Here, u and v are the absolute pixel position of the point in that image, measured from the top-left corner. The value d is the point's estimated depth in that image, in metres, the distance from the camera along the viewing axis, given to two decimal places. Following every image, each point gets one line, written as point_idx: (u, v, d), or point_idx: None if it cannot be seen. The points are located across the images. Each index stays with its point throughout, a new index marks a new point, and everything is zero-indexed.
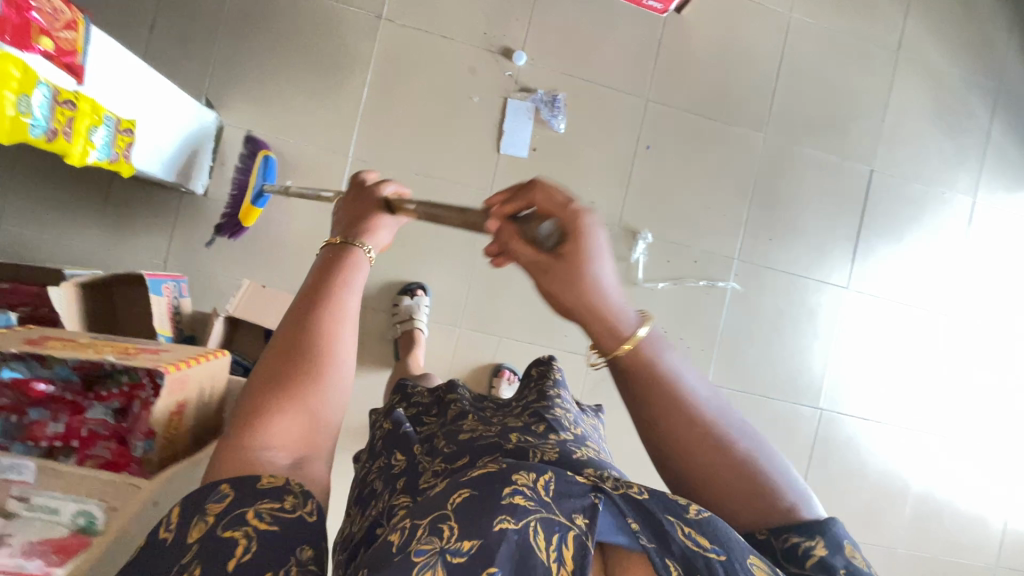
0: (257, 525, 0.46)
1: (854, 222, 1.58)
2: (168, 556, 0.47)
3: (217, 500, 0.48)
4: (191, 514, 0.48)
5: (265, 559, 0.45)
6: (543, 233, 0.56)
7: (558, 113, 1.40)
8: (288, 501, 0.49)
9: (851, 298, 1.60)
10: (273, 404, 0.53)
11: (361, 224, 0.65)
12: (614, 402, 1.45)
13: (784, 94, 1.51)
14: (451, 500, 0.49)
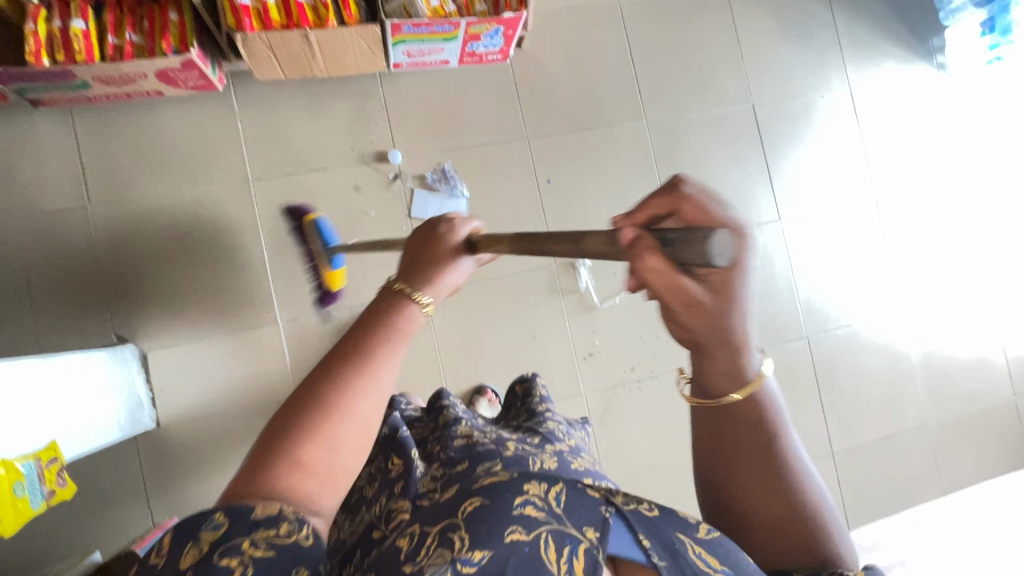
0: (251, 556, 0.41)
1: (760, 158, 1.63)
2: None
3: (215, 528, 0.41)
4: (185, 529, 0.42)
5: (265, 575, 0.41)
6: (721, 245, 0.41)
7: (455, 186, 1.40)
8: (285, 527, 0.42)
9: (788, 227, 1.65)
10: (261, 465, 0.43)
11: (432, 268, 0.55)
12: (626, 423, 1.46)
13: (646, 75, 1.54)
14: (462, 511, 0.58)
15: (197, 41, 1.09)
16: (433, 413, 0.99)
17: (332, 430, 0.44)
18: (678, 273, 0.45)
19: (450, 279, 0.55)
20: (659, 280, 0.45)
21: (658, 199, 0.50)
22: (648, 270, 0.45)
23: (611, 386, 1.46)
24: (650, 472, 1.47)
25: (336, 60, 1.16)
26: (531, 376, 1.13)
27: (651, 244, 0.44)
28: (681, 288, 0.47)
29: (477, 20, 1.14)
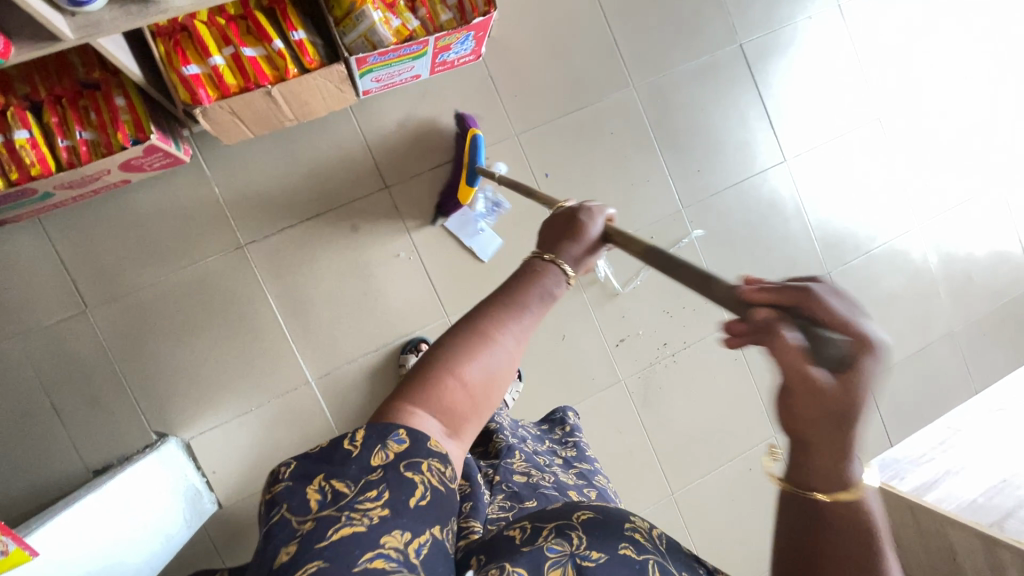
0: (428, 480, 0.48)
1: (756, 99, 1.56)
2: (351, 468, 0.47)
3: (399, 441, 0.48)
4: (376, 433, 0.48)
5: (433, 506, 0.48)
6: (836, 344, 0.42)
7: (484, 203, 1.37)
8: (449, 471, 0.50)
9: (794, 164, 1.59)
10: (432, 387, 0.51)
11: (575, 242, 0.62)
12: (669, 398, 1.49)
13: (625, 38, 1.45)
14: (575, 517, 0.59)
15: (154, 122, 1.00)
16: (481, 434, 1.03)
17: (488, 363, 0.53)
18: (798, 357, 0.43)
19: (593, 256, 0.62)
20: (793, 374, 0.43)
21: (787, 291, 0.45)
22: (780, 351, 0.43)
23: (648, 366, 1.47)
24: (698, 440, 1.51)
25: (304, 106, 1.07)
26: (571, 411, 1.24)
27: (784, 334, 0.43)
28: (802, 368, 0.42)
29: (445, 33, 1.04)
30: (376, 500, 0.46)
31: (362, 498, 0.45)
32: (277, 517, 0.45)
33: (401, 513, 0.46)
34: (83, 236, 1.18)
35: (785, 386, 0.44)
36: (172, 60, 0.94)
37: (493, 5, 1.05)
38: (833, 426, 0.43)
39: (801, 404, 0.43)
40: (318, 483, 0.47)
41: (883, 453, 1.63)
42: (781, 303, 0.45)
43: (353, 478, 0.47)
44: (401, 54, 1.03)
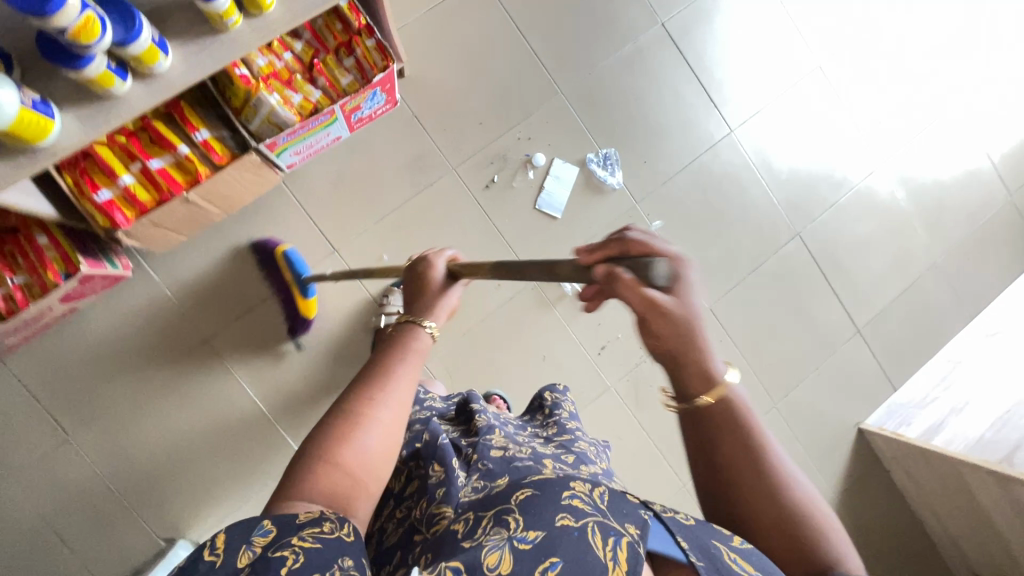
0: (302, 546, 0.44)
1: (690, 76, 1.51)
2: (212, 573, 0.43)
3: (265, 533, 0.45)
4: (240, 530, 0.45)
5: (314, 560, 0.44)
6: (661, 270, 0.51)
7: (615, 172, 1.45)
8: (329, 525, 0.47)
9: (743, 133, 1.55)
10: (323, 451, 0.52)
11: (428, 300, 0.67)
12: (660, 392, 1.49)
13: (542, 46, 1.40)
14: (514, 498, 0.57)
15: (83, 252, 1.00)
16: (464, 414, 0.96)
17: (364, 437, 0.53)
18: (640, 293, 0.52)
19: (453, 299, 0.69)
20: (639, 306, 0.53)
21: (608, 244, 0.55)
22: (625, 286, 0.52)
23: (634, 366, 1.47)
24: None
25: (228, 199, 1.06)
26: (557, 386, 1.10)
27: (626, 280, 0.52)
28: (651, 305, 0.53)
29: (350, 98, 1.01)
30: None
31: None
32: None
33: None
34: (45, 367, 1.18)
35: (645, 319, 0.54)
36: (81, 189, 0.93)
37: (390, 57, 1.02)
38: (680, 333, 0.54)
39: (658, 324, 0.54)
40: None
41: (889, 399, 1.62)
42: (611, 254, 0.55)
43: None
44: (310, 127, 1.02)
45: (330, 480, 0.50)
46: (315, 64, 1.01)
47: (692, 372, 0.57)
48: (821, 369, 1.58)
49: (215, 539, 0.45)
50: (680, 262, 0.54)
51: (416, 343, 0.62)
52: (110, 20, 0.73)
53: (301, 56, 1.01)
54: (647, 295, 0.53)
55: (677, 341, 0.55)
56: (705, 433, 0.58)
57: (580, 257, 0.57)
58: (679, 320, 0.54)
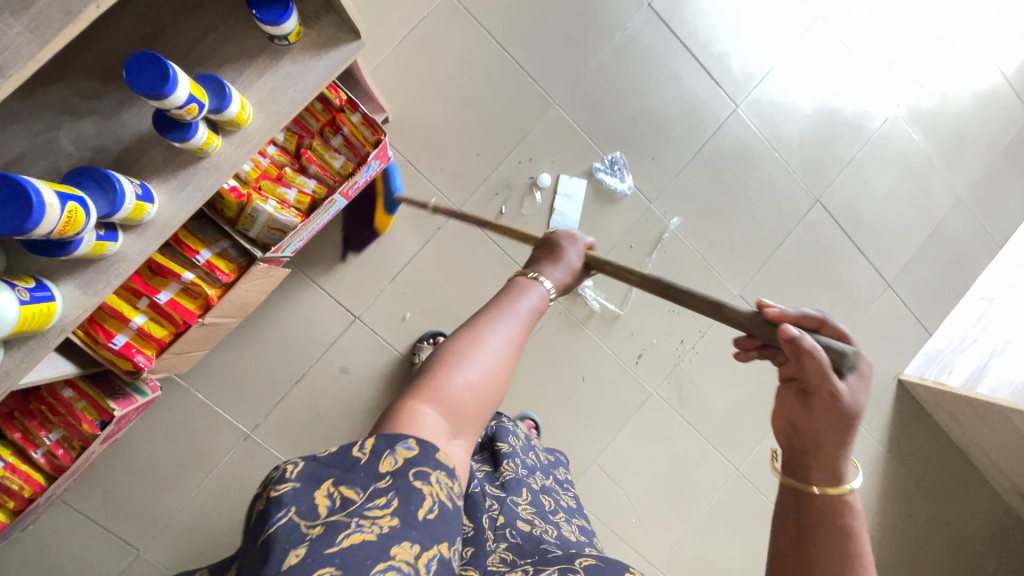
0: (437, 493, 0.47)
1: (687, 56, 1.41)
2: (358, 476, 0.46)
3: (410, 449, 0.47)
4: (387, 444, 0.47)
5: (442, 522, 0.46)
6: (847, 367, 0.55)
7: (624, 177, 1.39)
8: (455, 482, 0.48)
9: (750, 106, 1.46)
10: (460, 381, 0.52)
11: (556, 267, 0.68)
12: (703, 386, 1.49)
13: (526, 58, 1.32)
14: (579, 562, 0.57)
15: (114, 394, 0.97)
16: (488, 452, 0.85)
17: (496, 383, 0.54)
18: (829, 375, 0.53)
19: (575, 261, 0.70)
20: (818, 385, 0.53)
21: (808, 317, 0.58)
22: (810, 361, 0.53)
23: (673, 367, 1.46)
24: (743, 410, 1.52)
25: (242, 306, 1.01)
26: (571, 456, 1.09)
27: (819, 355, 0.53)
28: (832, 386, 0.53)
29: (348, 182, 0.94)
30: (386, 509, 0.44)
31: (371, 512, 0.44)
32: (282, 521, 0.42)
33: (407, 529, 0.44)
34: (98, 494, 1.17)
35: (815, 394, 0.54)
36: (94, 339, 0.88)
37: (380, 129, 0.96)
38: (841, 423, 0.54)
39: (834, 406, 0.53)
40: (324, 488, 0.45)
41: (925, 346, 1.62)
42: (804, 322, 0.58)
43: (365, 487, 0.45)
44: (313, 223, 0.95)
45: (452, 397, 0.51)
46: (303, 152, 0.94)
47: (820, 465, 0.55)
48: (857, 331, 1.58)
49: (365, 440, 0.47)
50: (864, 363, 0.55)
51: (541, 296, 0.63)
52: (92, 196, 0.67)
53: (285, 144, 0.94)
54: (834, 379, 0.53)
55: (835, 429, 0.54)
56: (801, 518, 0.55)
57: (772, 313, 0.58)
58: (849, 410, 0.54)
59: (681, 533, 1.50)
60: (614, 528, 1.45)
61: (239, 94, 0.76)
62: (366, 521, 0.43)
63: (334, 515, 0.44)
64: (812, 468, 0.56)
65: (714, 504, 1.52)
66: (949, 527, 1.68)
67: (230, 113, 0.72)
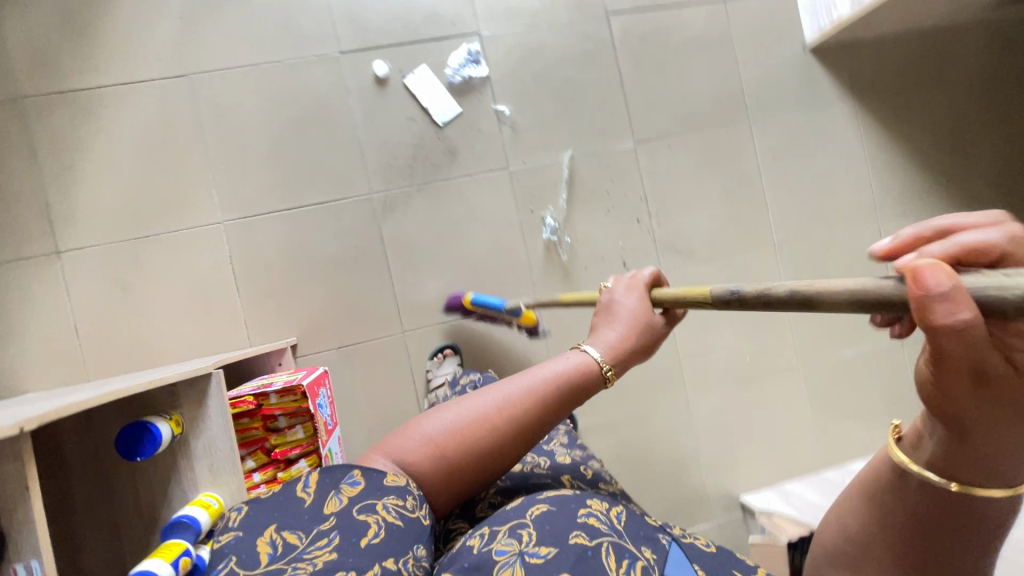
0: (380, 518, 0.66)
1: (407, 52, 1.37)
2: (302, 514, 0.68)
3: (353, 484, 0.70)
4: (330, 488, 0.70)
5: (387, 544, 0.65)
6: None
7: (473, 67, 1.40)
8: (409, 502, 0.69)
9: (487, 23, 1.41)
10: (451, 447, 0.73)
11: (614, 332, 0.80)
12: (689, 226, 1.51)
13: (320, 197, 1.33)
14: (530, 514, 0.73)
15: None
16: None
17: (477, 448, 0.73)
18: (986, 351, 0.33)
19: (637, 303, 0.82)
20: (990, 360, 0.34)
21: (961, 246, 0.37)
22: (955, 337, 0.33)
23: (656, 241, 1.49)
24: (731, 204, 1.53)
25: None
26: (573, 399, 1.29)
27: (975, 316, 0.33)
28: (980, 360, 0.34)
29: (319, 437, 1.01)
30: (326, 546, 0.64)
31: (315, 539, 0.65)
32: (229, 569, 0.62)
33: (349, 549, 0.63)
34: None
35: (983, 372, 0.34)
36: None
37: (295, 385, 1.00)
38: (1005, 412, 0.38)
39: (1007, 383, 0.35)
40: (270, 532, 0.66)
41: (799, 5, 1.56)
42: (957, 261, 0.37)
43: (308, 521, 0.67)
44: None
45: (427, 455, 0.73)
46: (274, 454, 1.01)
47: (992, 450, 0.41)
48: (743, 59, 1.53)
49: (310, 488, 0.71)
50: None
51: (575, 361, 0.77)
52: None
53: (258, 461, 1.01)
54: (992, 353, 0.34)
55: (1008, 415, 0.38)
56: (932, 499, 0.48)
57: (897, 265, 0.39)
58: (1021, 392, 0.36)
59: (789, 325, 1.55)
60: (742, 376, 1.52)
61: (190, 501, 0.83)
62: (313, 553, 0.63)
63: (279, 557, 0.63)
64: (967, 464, 0.44)
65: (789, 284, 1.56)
66: (962, 90, 1.64)
67: (203, 522, 0.79)
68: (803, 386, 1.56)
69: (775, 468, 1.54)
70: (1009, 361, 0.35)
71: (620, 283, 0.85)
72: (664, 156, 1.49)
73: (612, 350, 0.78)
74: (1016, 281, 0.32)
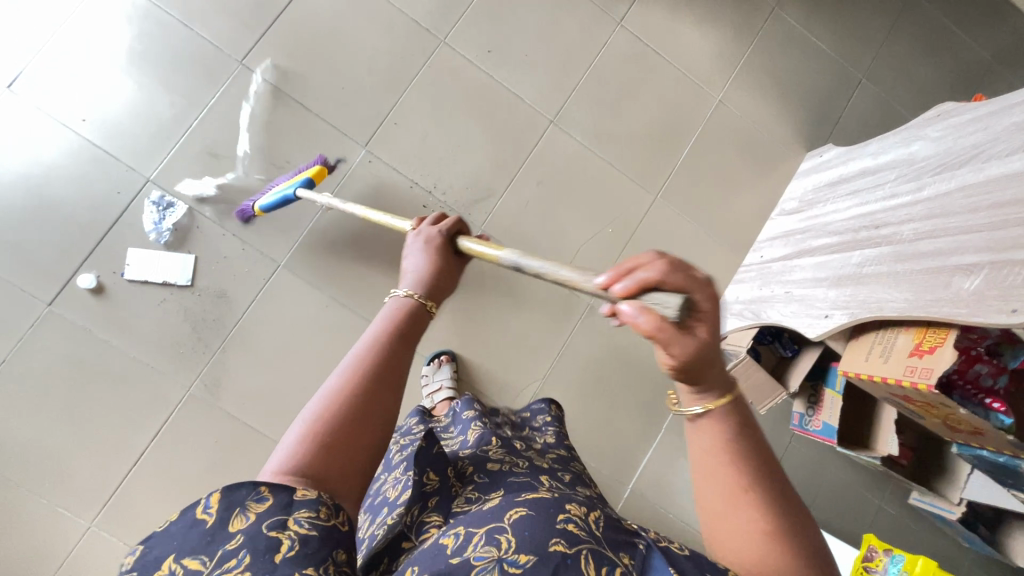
0: (294, 530, 0.46)
1: (104, 250, 1.25)
2: (191, 533, 0.47)
3: (261, 500, 0.47)
4: (232, 496, 0.48)
5: (306, 554, 0.46)
6: (672, 304, 0.48)
7: (172, 211, 1.28)
8: (322, 509, 0.48)
9: (148, 165, 1.27)
10: (352, 446, 0.52)
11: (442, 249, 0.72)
12: (471, 171, 1.41)
13: (149, 429, 1.25)
14: (507, 518, 0.58)
15: None
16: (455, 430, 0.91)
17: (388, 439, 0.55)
18: (679, 337, 0.49)
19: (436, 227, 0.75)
20: (684, 345, 0.49)
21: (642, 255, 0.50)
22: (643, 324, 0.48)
23: (454, 208, 1.40)
24: (488, 120, 1.43)
25: None
26: (546, 403, 1.05)
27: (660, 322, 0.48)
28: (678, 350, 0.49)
29: None
30: (236, 569, 0.45)
31: (225, 565, 0.45)
32: None
33: (269, 568, 0.45)
34: None
35: (683, 352, 0.49)
36: None
37: None
38: (710, 361, 0.52)
39: (701, 347, 0.50)
40: (164, 571, 0.45)
41: None
42: (648, 277, 0.49)
43: (202, 546, 0.46)
44: None
45: (320, 445, 0.51)
46: None
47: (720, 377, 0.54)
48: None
49: (209, 503, 0.48)
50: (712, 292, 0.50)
51: (398, 305, 0.63)
52: None
53: None
54: (686, 339, 0.49)
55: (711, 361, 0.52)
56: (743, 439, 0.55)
57: (620, 285, 0.50)
58: (705, 345, 0.50)
59: (620, 175, 1.50)
60: (619, 246, 1.47)
61: None
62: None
63: None
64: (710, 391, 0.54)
65: (593, 143, 1.48)
66: None
67: None
68: (671, 208, 1.52)
69: None
70: (688, 335, 0.49)
71: (422, 227, 0.76)
72: (398, 135, 1.38)
73: (419, 285, 0.67)
74: (665, 307, 0.48)
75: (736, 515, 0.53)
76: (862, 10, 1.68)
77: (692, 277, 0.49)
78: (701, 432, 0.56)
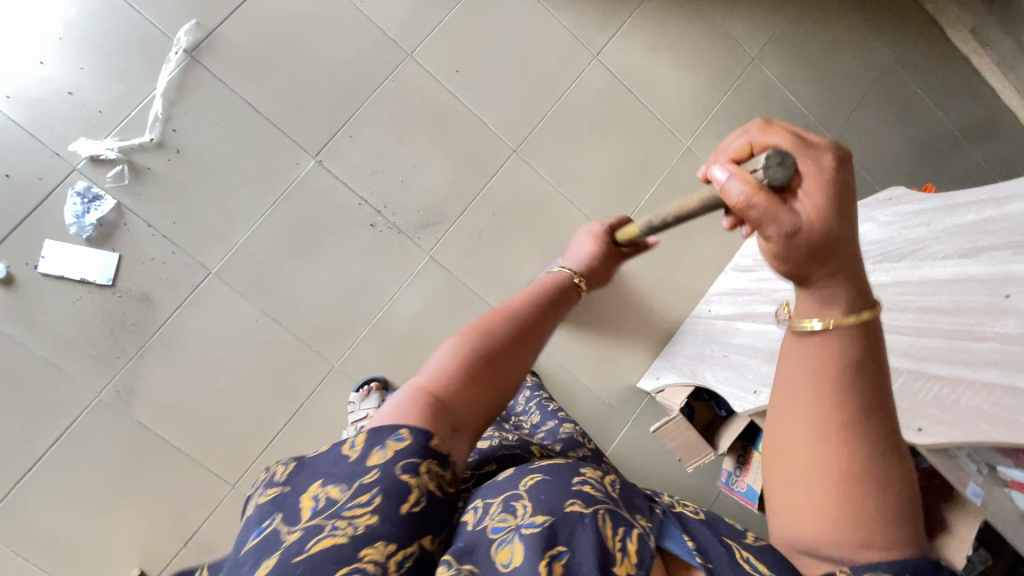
0: (416, 484, 0.52)
1: (19, 239, 1.17)
2: (343, 465, 0.53)
3: (399, 438, 0.53)
4: (375, 436, 0.53)
5: (416, 516, 0.51)
6: (766, 162, 0.49)
7: (98, 205, 1.20)
8: (444, 466, 0.54)
9: (75, 152, 1.19)
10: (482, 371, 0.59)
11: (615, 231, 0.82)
12: (425, 195, 1.37)
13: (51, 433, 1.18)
14: (523, 484, 0.58)
15: None
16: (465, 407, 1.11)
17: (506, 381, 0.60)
18: (786, 211, 0.48)
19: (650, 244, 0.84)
20: (787, 217, 0.48)
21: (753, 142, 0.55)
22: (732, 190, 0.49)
23: (403, 231, 1.35)
24: (450, 143, 1.38)
25: None
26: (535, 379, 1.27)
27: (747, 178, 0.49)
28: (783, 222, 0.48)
29: None
30: (365, 507, 0.50)
31: (359, 497, 0.50)
32: (271, 529, 0.51)
33: (383, 516, 0.49)
34: None
35: (785, 229, 0.48)
36: None
37: None
38: (825, 251, 0.49)
39: (813, 223, 0.48)
40: (310, 491, 0.52)
41: None
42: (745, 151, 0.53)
43: (348, 473, 0.52)
44: None
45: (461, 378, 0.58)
46: None
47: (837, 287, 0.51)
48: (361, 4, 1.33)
49: (354, 442, 0.54)
50: (822, 159, 0.49)
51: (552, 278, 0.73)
52: None
53: None
54: (794, 208, 0.48)
55: (829, 236, 0.48)
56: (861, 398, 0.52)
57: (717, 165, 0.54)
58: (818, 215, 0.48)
59: (579, 213, 1.47)
60: None
61: None
62: (341, 523, 0.49)
63: (318, 514, 0.50)
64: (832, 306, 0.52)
65: (555, 178, 1.45)
66: None
67: None
68: None
69: (653, 340, 1.51)
70: (794, 203, 0.49)
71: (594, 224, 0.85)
72: (353, 150, 1.33)
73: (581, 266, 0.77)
74: (758, 170, 0.49)
75: (811, 457, 0.52)
76: (840, 72, 1.68)
77: (793, 142, 0.51)
78: (802, 354, 0.54)
